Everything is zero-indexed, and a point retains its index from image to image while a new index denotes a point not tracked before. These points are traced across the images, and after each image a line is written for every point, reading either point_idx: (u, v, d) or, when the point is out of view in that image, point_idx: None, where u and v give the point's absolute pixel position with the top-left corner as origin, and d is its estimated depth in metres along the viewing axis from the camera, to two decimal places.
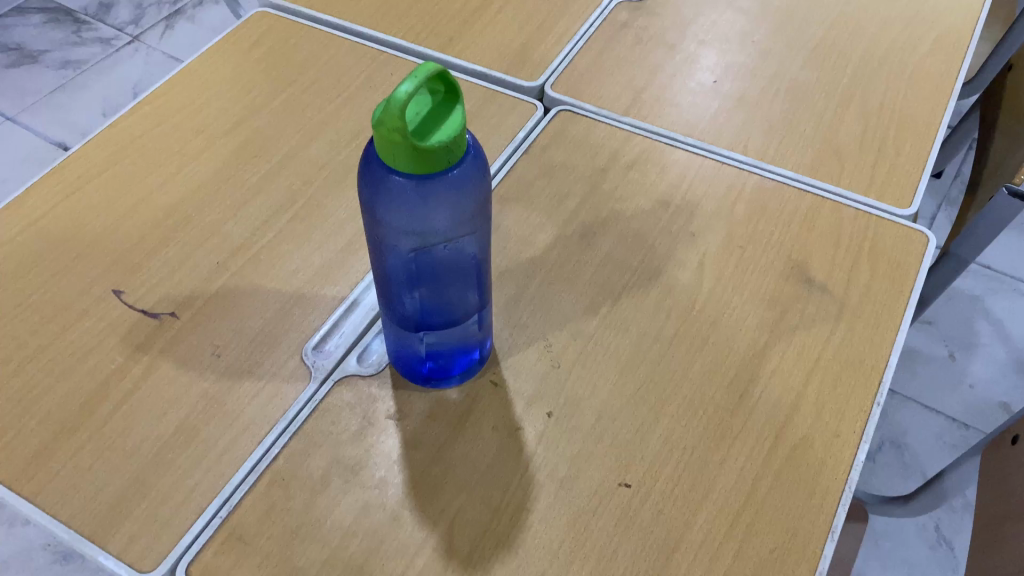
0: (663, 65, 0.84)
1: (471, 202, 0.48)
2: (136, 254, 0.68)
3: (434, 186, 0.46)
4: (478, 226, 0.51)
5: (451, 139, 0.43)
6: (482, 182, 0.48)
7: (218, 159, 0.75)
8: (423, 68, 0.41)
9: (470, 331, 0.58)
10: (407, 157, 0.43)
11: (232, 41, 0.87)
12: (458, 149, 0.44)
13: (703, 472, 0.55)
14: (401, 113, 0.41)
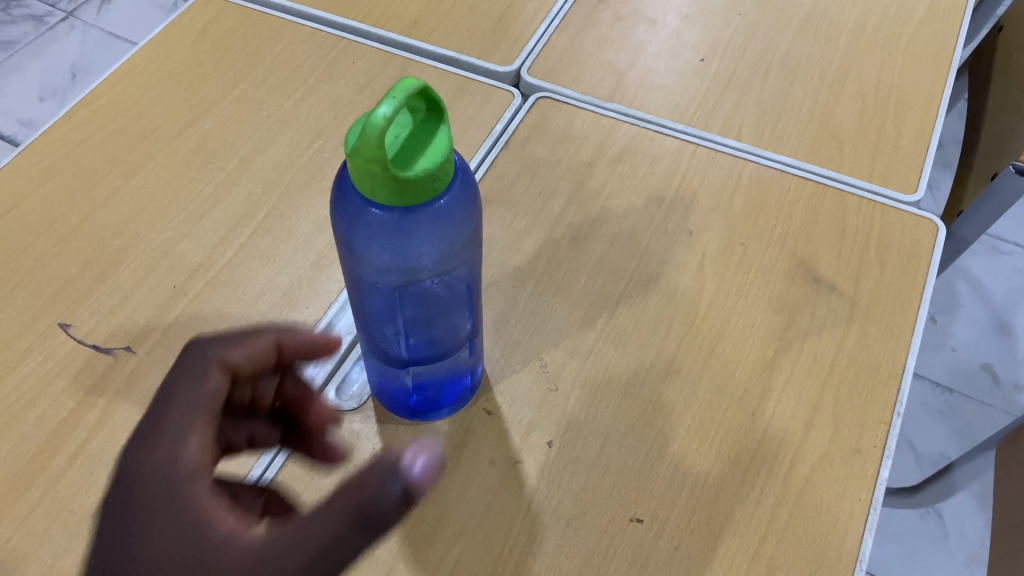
0: (646, 43, 0.79)
1: (460, 233, 0.43)
2: (83, 280, 0.61)
3: (418, 219, 0.40)
4: (469, 255, 0.46)
5: (438, 166, 0.38)
6: (470, 209, 0.43)
7: (168, 167, 0.68)
8: (402, 87, 0.35)
9: (461, 360, 0.53)
10: (386, 188, 0.38)
11: (176, 30, 0.80)
12: (445, 176, 0.39)
13: (720, 501, 0.51)
14: (380, 143, 0.35)
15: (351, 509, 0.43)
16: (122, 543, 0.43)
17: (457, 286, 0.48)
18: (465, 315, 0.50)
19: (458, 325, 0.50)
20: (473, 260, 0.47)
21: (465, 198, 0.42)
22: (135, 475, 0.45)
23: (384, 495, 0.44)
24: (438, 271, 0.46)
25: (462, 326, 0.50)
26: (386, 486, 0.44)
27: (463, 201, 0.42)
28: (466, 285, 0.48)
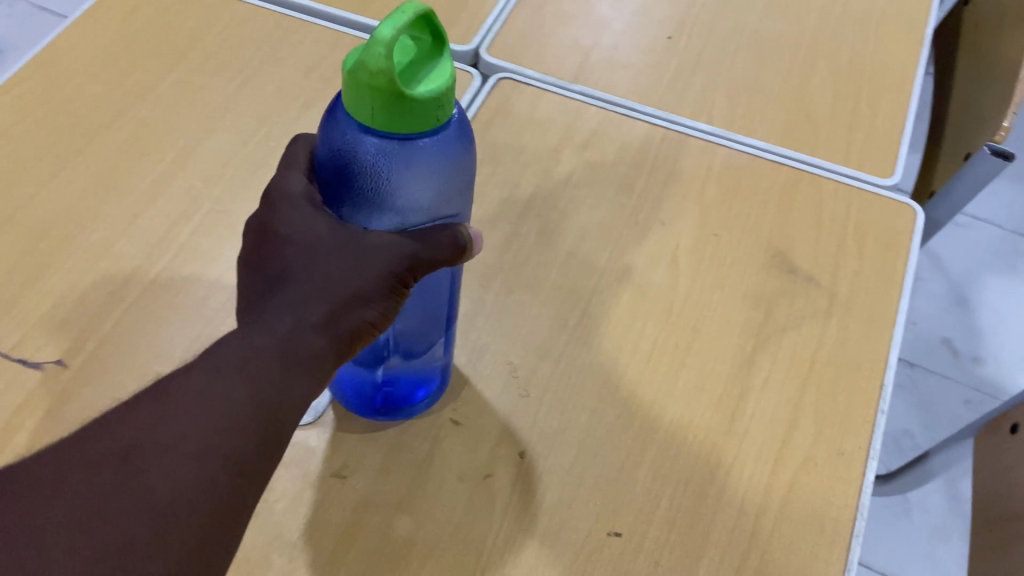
0: (610, 20, 0.75)
1: (458, 180, 0.40)
2: (7, 287, 0.56)
3: (413, 152, 0.37)
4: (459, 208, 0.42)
5: (436, 94, 0.35)
6: (469, 157, 0.40)
7: (99, 161, 0.63)
8: (411, 8, 0.34)
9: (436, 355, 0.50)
10: (387, 110, 0.35)
11: (104, 8, 0.73)
12: (444, 110, 0.36)
13: (702, 511, 0.49)
14: (388, 54, 0.33)
15: (447, 244, 0.40)
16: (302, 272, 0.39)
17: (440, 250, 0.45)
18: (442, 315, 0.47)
19: (437, 312, 0.47)
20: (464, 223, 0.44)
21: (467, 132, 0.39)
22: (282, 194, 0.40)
23: (461, 239, 0.40)
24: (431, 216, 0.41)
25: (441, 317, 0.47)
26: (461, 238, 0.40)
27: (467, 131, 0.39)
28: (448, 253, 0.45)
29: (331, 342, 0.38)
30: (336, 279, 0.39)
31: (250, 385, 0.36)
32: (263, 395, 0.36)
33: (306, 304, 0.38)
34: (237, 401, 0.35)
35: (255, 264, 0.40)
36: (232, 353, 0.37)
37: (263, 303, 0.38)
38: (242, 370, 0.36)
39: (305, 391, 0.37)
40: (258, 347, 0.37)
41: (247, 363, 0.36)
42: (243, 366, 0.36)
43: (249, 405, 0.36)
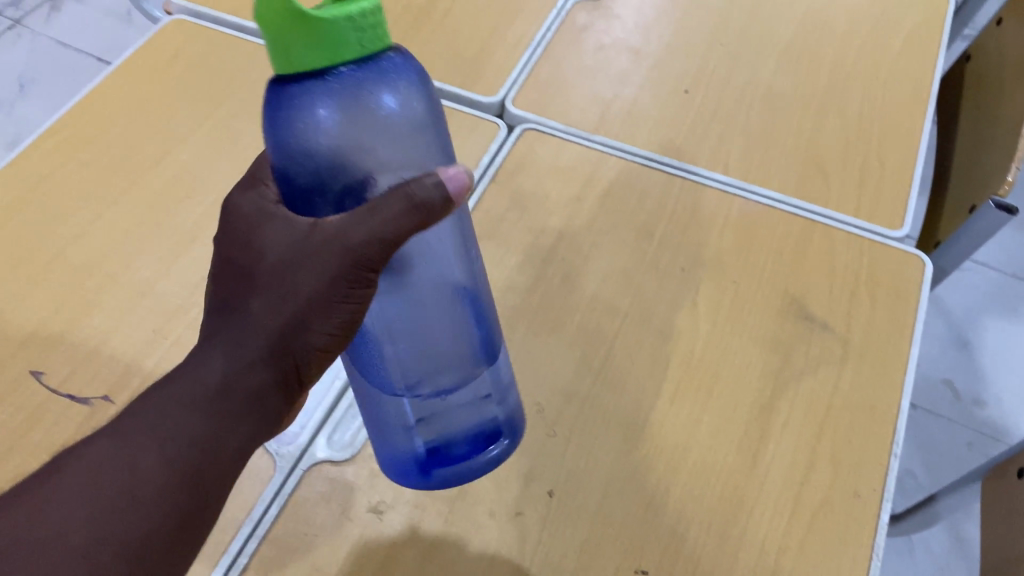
0: (630, 73, 0.78)
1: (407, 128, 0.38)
2: (55, 324, 0.59)
3: (349, 105, 0.35)
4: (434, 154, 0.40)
5: (356, 16, 0.33)
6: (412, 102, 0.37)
7: (141, 202, 0.66)
8: None
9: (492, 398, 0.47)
10: (297, 36, 0.32)
11: (147, 54, 0.77)
12: (369, 34, 0.34)
13: (723, 550, 0.51)
14: None
15: (402, 207, 0.36)
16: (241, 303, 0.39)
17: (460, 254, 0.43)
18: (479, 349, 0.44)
19: (459, 343, 0.43)
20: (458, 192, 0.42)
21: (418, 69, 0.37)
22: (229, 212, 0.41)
23: (435, 190, 0.36)
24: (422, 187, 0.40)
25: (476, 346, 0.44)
26: (425, 192, 0.36)
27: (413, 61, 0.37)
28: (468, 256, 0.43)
29: (273, 374, 0.39)
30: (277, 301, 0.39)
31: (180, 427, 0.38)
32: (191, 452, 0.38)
33: (242, 342, 0.39)
34: (156, 467, 0.37)
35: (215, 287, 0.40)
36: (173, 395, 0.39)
37: (215, 334, 0.40)
38: (159, 433, 0.38)
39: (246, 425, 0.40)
40: (185, 399, 0.38)
41: (170, 423, 0.38)
42: (169, 424, 0.38)
43: (168, 470, 0.37)
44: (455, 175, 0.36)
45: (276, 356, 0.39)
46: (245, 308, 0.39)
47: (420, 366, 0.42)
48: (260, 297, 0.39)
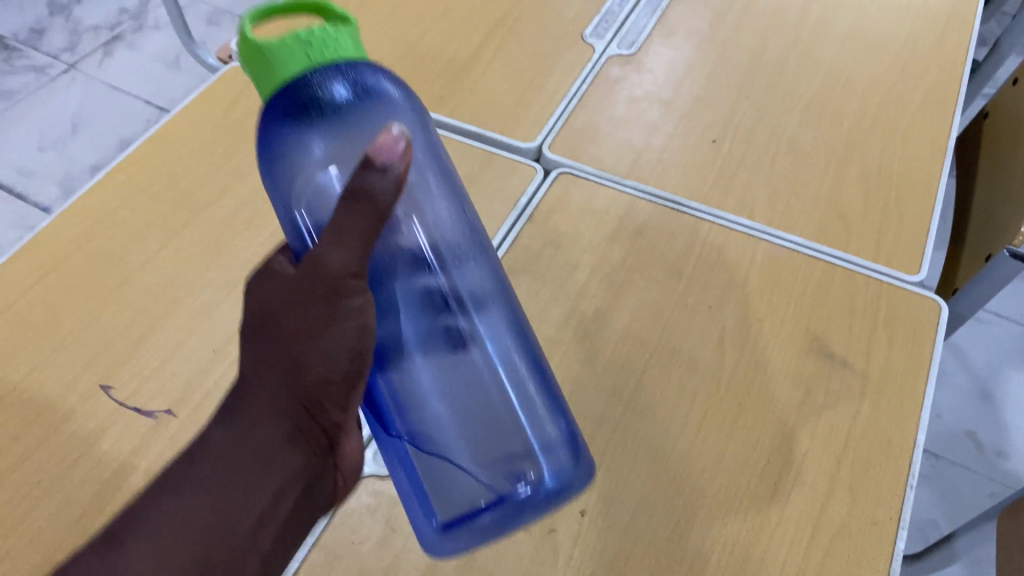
0: (660, 123, 0.83)
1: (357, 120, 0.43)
2: (123, 343, 0.63)
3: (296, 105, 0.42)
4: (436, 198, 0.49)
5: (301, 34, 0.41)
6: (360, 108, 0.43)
7: (204, 232, 0.71)
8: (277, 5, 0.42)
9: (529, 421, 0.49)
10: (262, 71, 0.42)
11: (209, 98, 0.82)
12: (315, 47, 0.41)
13: (745, 571, 0.54)
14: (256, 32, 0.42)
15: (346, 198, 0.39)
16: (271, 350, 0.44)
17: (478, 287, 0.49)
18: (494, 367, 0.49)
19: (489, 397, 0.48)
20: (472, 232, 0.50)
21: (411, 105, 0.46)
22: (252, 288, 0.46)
23: (366, 163, 0.38)
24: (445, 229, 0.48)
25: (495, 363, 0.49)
26: (369, 170, 0.38)
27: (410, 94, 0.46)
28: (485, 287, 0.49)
29: (281, 431, 0.45)
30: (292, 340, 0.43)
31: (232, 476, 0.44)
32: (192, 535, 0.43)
33: (243, 419, 0.45)
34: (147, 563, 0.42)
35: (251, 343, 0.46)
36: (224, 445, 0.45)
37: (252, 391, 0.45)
38: (198, 497, 0.44)
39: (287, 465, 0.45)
40: (180, 488, 0.44)
41: (165, 515, 0.43)
42: (162, 516, 0.43)
43: (170, 562, 0.42)
44: (393, 137, 0.38)
45: (277, 414, 0.45)
46: (250, 388, 0.46)
47: (464, 426, 0.48)
48: (267, 359, 0.45)
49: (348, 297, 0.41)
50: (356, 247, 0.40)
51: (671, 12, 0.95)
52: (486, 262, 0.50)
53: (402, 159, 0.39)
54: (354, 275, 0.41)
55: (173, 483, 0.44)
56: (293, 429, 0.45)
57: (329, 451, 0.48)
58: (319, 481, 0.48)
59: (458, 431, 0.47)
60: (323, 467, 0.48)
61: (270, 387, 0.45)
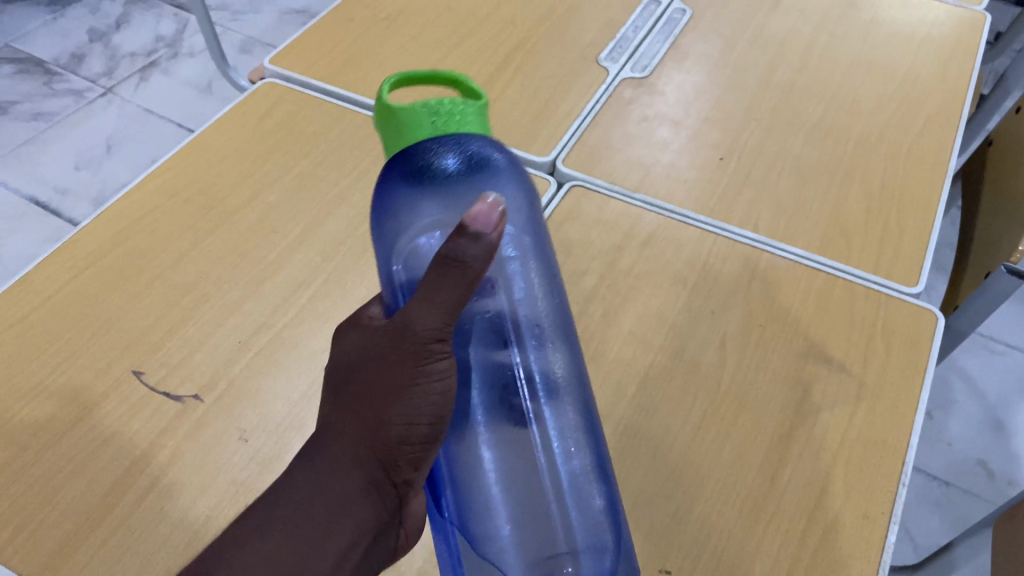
0: (669, 141, 0.86)
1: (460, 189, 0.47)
2: (155, 333, 0.67)
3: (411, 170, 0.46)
4: (531, 289, 0.51)
5: (430, 103, 0.47)
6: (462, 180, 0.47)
7: (234, 234, 0.75)
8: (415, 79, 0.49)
9: (577, 519, 0.49)
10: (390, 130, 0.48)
11: (242, 112, 0.87)
12: (442, 118, 0.47)
13: (740, 558, 0.56)
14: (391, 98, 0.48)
15: (436, 262, 0.41)
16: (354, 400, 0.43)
17: (555, 377, 0.50)
18: (555, 453, 0.49)
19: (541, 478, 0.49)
20: (562, 327, 0.52)
21: (521, 201, 0.50)
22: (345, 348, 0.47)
23: (466, 228, 0.40)
24: (533, 315, 0.51)
25: (557, 450, 0.49)
26: (457, 239, 0.40)
27: (522, 189, 0.50)
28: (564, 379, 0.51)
29: (359, 480, 0.42)
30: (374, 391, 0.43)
31: (306, 515, 0.41)
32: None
33: (321, 460, 0.43)
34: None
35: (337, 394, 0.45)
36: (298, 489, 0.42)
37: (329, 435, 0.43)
38: (273, 532, 0.41)
39: (361, 515, 0.42)
40: (264, 527, 0.41)
41: (252, 554, 0.40)
42: (251, 555, 0.40)
43: None
44: (487, 208, 0.41)
45: (359, 462, 0.43)
46: (330, 434, 0.44)
47: (512, 498, 0.48)
48: (346, 404, 0.44)
49: (435, 358, 0.43)
50: (445, 312, 0.41)
51: (683, 39, 0.99)
52: (569, 356, 0.52)
53: (496, 229, 0.41)
54: (442, 338, 0.42)
55: (244, 531, 0.41)
56: (372, 482, 0.43)
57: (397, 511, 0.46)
58: (382, 536, 0.46)
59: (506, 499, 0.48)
60: (389, 522, 0.45)
61: (351, 437, 0.43)
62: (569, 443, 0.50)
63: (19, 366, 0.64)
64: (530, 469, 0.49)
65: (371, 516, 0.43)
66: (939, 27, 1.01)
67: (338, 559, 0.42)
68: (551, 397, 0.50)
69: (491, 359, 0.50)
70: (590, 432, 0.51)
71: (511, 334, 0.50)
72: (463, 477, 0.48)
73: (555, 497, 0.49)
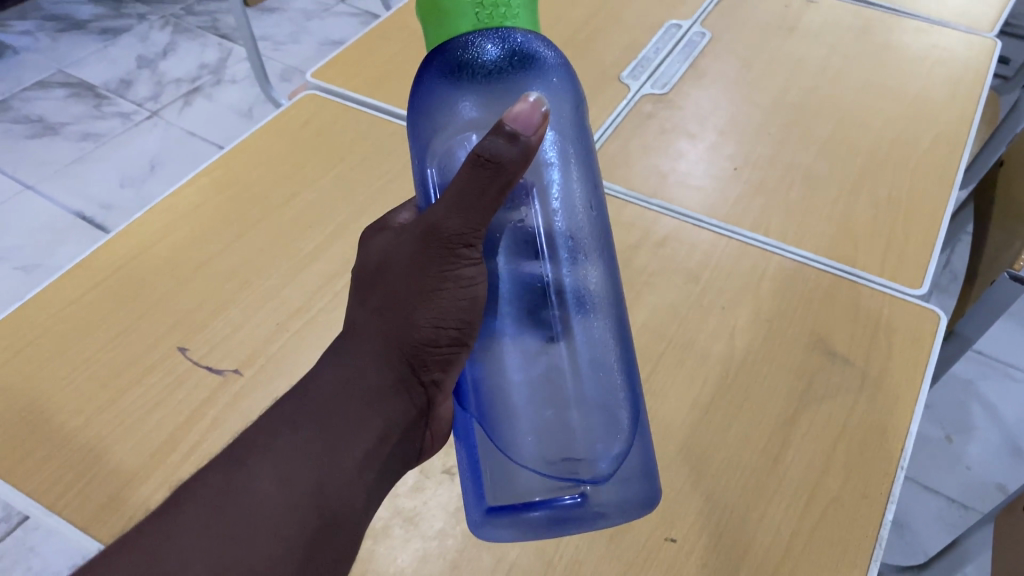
0: (686, 152, 0.91)
1: (498, 88, 0.50)
2: (200, 314, 0.72)
3: (451, 66, 0.49)
4: (569, 199, 0.53)
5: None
6: (499, 78, 0.49)
7: (274, 228, 0.80)
8: None
9: (599, 432, 0.52)
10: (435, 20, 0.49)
11: (284, 120, 0.93)
12: (486, 10, 0.48)
13: (742, 529, 0.60)
14: None
15: (471, 161, 0.43)
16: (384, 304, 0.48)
17: (586, 290, 0.52)
18: (581, 366, 0.52)
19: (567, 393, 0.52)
20: (597, 239, 0.54)
21: (566, 104, 0.52)
22: (375, 253, 0.51)
23: (505, 127, 0.43)
24: (569, 227, 0.53)
25: (583, 362, 0.52)
26: (494, 139, 0.43)
27: (567, 90, 0.52)
28: (595, 292, 0.53)
29: (388, 378, 0.47)
30: (399, 293, 0.47)
31: (345, 403, 0.46)
32: (311, 465, 0.44)
33: (353, 359, 0.47)
34: (274, 485, 0.43)
35: (367, 296, 0.49)
36: (336, 382, 0.47)
37: (359, 335, 0.48)
38: (316, 417, 0.45)
39: (394, 408, 0.48)
40: (297, 417, 0.45)
41: (284, 443, 0.44)
42: (284, 443, 0.44)
43: (293, 477, 0.44)
44: (527, 110, 0.43)
45: (388, 362, 0.47)
46: (360, 334, 0.48)
47: (539, 412, 0.52)
48: (374, 306, 0.48)
49: (465, 264, 0.47)
50: (473, 215, 0.45)
51: (702, 60, 1.04)
52: (602, 269, 0.54)
53: (536, 131, 0.44)
54: (470, 243, 0.46)
55: (291, 412, 0.46)
56: (400, 380, 0.48)
57: (424, 410, 0.51)
58: (411, 434, 0.50)
59: (532, 413, 0.52)
60: (417, 421, 0.50)
61: (378, 337, 0.48)
62: (596, 356, 0.53)
63: (74, 340, 0.69)
64: (555, 380, 0.52)
65: (399, 411, 0.48)
66: (949, 52, 1.05)
67: (367, 449, 0.46)
68: (583, 312, 0.52)
69: (522, 270, 0.52)
70: (619, 345, 0.54)
71: (542, 246, 0.53)
72: (489, 387, 0.51)
73: (579, 412, 0.52)
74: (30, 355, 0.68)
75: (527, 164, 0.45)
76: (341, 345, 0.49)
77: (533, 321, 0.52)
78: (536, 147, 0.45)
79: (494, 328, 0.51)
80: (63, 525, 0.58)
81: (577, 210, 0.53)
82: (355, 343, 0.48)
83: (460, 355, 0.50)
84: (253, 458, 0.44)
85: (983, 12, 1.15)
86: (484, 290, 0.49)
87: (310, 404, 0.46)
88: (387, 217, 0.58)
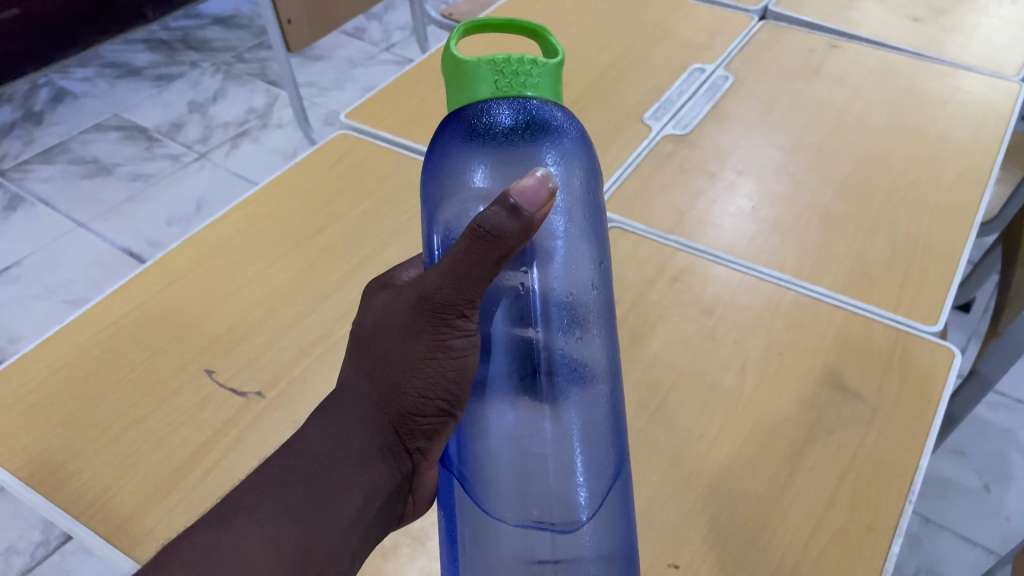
0: (705, 191, 0.92)
1: (512, 158, 0.53)
2: (227, 338, 0.75)
3: (468, 131, 0.52)
4: (571, 274, 0.56)
5: (497, 60, 0.51)
6: (512, 147, 0.52)
7: (302, 259, 0.83)
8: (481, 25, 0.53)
9: (580, 503, 0.52)
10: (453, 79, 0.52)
11: (317, 157, 0.97)
12: (505, 78, 0.51)
13: (747, 557, 0.60)
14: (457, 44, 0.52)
15: (469, 234, 0.45)
16: (374, 367, 0.49)
17: (581, 361, 0.55)
18: (570, 438, 0.53)
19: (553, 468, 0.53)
20: (598, 315, 0.56)
21: (577, 179, 0.55)
22: (366, 313, 0.52)
23: (509, 200, 0.45)
24: (568, 300, 0.55)
25: (572, 431, 0.53)
26: (490, 219, 0.44)
27: (578, 161, 0.55)
28: (591, 365, 0.55)
29: (375, 444, 0.49)
30: (390, 360, 0.48)
31: (329, 469, 0.48)
32: (295, 527, 0.46)
33: (341, 421, 0.49)
34: (259, 544, 0.45)
35: (357, 357, 0.50)
36: (323, 446, 0.48)
37: (346, 398, 0.49)
38: (300, 480, 0.47)
39: (377, 475, 0.49)
40: (285, 477, 0.47)
41: (271, 504, 0.47)
42: (271, 503, 0.46)
43: (276, 539, 0.46)
44: (531, 188, 0.45)
45: (377, 428, 0.49)
46: (348, 396, 0.49)
47: (524, 480, 0.52)
48: (364, 371, 0.49)
49: (456, 335, 0.48)
50: (466, 287, 0.46)
51: (724, 102, 1.06)
52: (601, 347, 0.56)
53: (541, 209, 0.46)
54: (463, 314, 0.47)
55: (278, 472, 0.48)
56: (386, 446, 0.49)
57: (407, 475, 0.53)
58: (392, 500, 0.52)
59: (517, 480, 0.52)
60: (400, 486, 0.52)
61: (368, 401, 0.49)
62: (587, 427, 0.54)
63: (109, 360, 0.73)
64: (542, 449, 0.53)
65: (382, 476, 0.50)
66: (973, 96, 1.06)
67: (350, 514, 0.48)
68: (576, 382, 0.54)
69: (520, 339, 0.55)
70: (615, 425, 0.55)
71: (540, 316, 0.56)
72: (475, 448, 0.53)
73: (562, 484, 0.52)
74: (67, 373, 0.71)
75: (526, 238, 0.46)
76: (329, 407, 0.50)
77: (526, 389, 0.54)
78: (537, 223, 0.47)
79: (487, 392, 0.54)
80: (87, 533, 0.61)
81: (581, 284, 0.56)
82: (342, 406, 0.49)
83: (446, 426, 0.51)
84: (240, 519, 0.46)
85: (1010, 57, 1.16)
86: (474, 361, 0.50)
87: (296, 467, 0.48)
88: (389, 272, 0.61)
